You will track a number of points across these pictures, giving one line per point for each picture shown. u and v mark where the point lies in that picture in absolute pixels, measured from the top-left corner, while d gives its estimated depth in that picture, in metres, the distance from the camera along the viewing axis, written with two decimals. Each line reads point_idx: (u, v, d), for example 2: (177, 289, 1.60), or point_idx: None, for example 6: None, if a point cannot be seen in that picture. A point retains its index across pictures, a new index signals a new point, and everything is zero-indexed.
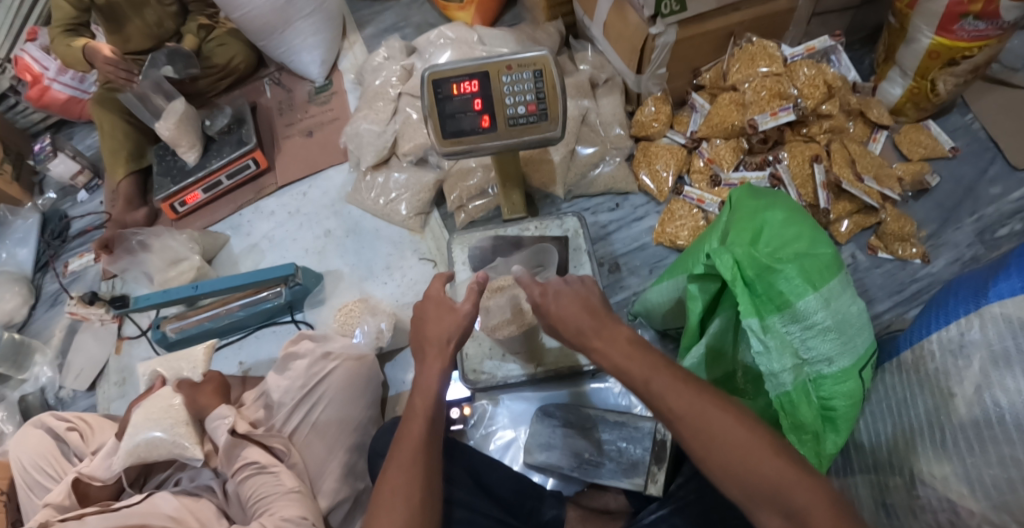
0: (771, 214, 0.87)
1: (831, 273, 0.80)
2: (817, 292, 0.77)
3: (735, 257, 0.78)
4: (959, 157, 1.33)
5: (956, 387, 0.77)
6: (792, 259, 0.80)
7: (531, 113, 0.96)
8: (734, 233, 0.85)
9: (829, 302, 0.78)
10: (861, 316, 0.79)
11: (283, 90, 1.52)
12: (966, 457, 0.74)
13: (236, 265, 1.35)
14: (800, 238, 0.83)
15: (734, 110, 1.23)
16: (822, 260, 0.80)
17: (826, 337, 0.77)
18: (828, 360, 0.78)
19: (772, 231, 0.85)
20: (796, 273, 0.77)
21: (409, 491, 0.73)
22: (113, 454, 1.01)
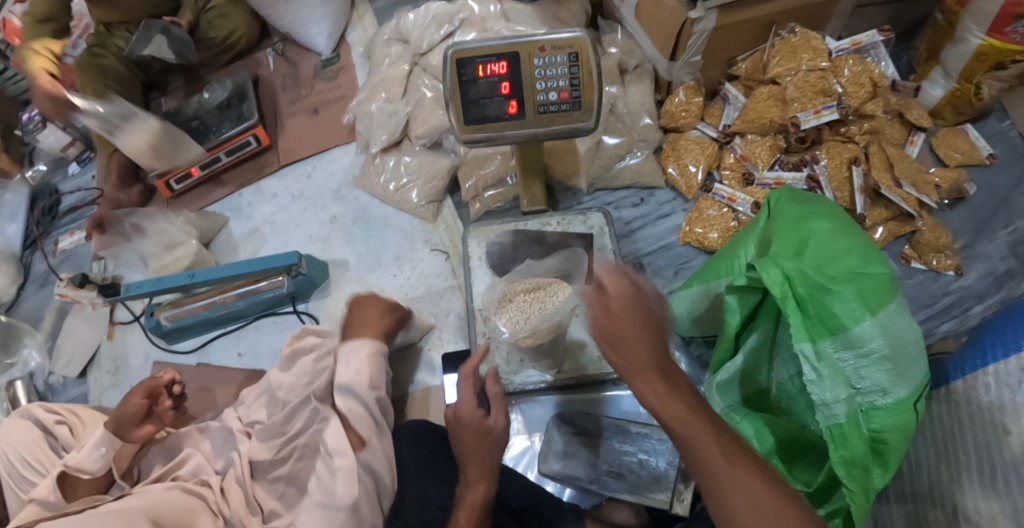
0: (817, 225, 0.81)
1: (888, 296, 0.73)
2: (874, 318, 0.71)
3: (785, 273, 0.72)
4: (995, 165, 1.26)
5: (1011, 423, 0.70)
6: (846, 279, 0.74)
7: (563, 101, 0.88)
8: (780, 244, 0.78)
9: (885, 329, 0.71)
10: (918, 343, 0.73)
11: (287, 62, 1.43)
12: (1017, 498, 0.69)
13: (235, 250, 1.27)
14: (851, 253, 0.78)
15: (773, 105, 1.15)
16: (876, 281, 0.74)
17: (881, 366, 0.71)
18: (881, 392, 0.71)
19: (818, 243, 0.79)
20: (852, 295, 0.72)
21: None
22: (101, 446, 0.92)
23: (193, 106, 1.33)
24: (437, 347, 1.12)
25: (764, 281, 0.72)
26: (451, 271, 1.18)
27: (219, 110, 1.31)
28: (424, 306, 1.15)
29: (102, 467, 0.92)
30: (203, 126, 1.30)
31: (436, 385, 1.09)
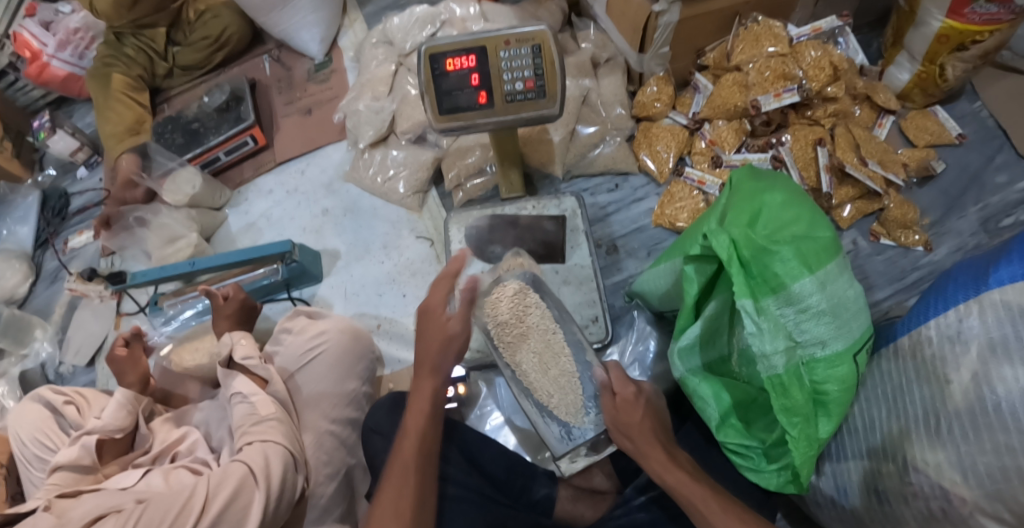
0: (770, 197, 0.85)
1: (829, 257, 0.78)
2: (812, 275, 0.76)
3: (732, 238, 0.77)
4: (966, 145, 1.30)
5: (953, 373, 0.75)
6: (789, 241, 0.78)
7: (529, 90, 0.94)
8: (732, 215, 0.83)
9: (825, 286, 0.76)
10: (857, 300, 0.78)
11: (282, 67, 1.51)
12: (960, 445, 0.73)
13: (233, 243, 1.35)
14: (797, 221, 0.82)
15: (736, 91, 1.21)
16: (819, 243, 0.79)
17: (821, 321, 0.76)
18: (821, 343, 0.77)
19: (769, 214, 0.83)
20: (792, 255, 0.76)
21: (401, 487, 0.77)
22: (124, 406, 1.00)
23: (194, 110, 1.41)
24: None
25: (712, 247, 0.78)
26: (436, 256, 1.24)
27: (218, 113, 1.39)
28: (412, 289, 1.22)
29: (128, 423, 1.00)
30: (203, 129, 1.38)
31: None
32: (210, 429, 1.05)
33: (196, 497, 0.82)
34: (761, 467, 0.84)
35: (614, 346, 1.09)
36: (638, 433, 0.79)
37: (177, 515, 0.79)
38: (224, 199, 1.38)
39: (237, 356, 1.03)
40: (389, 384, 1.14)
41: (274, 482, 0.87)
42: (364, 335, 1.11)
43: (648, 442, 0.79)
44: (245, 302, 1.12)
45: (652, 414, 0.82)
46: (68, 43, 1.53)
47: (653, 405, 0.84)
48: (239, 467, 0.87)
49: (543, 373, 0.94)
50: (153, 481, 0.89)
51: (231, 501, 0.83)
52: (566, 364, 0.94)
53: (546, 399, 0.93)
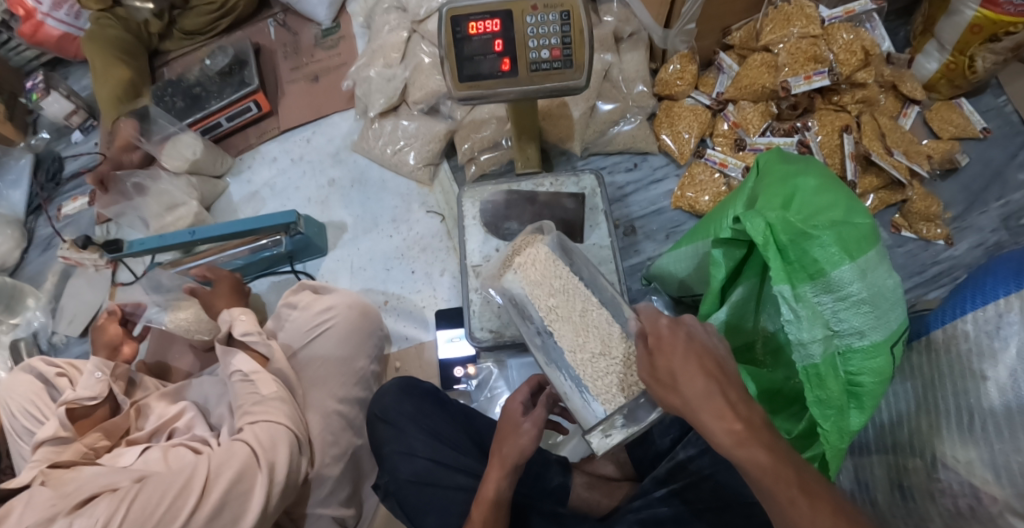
0: (804, 181, 0.81)
1: (869, 244, 0.75)
2: (853, 262, 0.73)
3: (768, 221, 0.74)
4: (989, 139, 1.27)
5: (989, 370, 0.71)
6: (828, 226, 0.75)
7: (555, 58, 0.89)
8: (766, 198, 0.80)
9: (864, 274, 0.73)
10: (896, 291, 0.75)
11: (287, 30, 1.42)
12: (993, 443, 0.70)
13: (235, 213, 1.31)
14: (834, 206, 0.78)
15: (765, 72, 1.17)
16: (859, 229, 0.75)
17: (860, 310, 0.73)
18: (860, 333, 0.74)
19: (804, 197, 0.79)
20: (833, 242, 0.73)
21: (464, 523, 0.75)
22: (98, 373, 0.97)
23: (195, 73, 1.35)
24: (430, 304, 1.15)
25: (747, 230, 0.74)
26: (446, 232, 1.20)
27: (220, 77, 1.33)
28: (420, 265, 1.18)
29: (104, 389, 0.96)
30: (205, 93, 1.32)
31: (429, 340, 1.12)
32: (208, 405, 1.02)
33: (196, 476, 0.78)
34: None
35: None
36: (691, 383, 0.63)
37: (176, 497, 0.76)
38: (225, 166, 1.33)
39: (245, 332, 0.98)
40: (395, 364, 1.10)
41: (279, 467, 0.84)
42: (372, 311, 1.08)
43: (706, 392, 0.63)
44: (233, 281, 1.09)
45: (700, 351, 0.66)
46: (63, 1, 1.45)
47: (700, 340, 0.67)
48: (243, 450, 0.83)
49: (576, 345, 0.83)
50: (150, 461, 0.86)
51: (233, 481, 0.79)
52: (600, 324, 0.84)
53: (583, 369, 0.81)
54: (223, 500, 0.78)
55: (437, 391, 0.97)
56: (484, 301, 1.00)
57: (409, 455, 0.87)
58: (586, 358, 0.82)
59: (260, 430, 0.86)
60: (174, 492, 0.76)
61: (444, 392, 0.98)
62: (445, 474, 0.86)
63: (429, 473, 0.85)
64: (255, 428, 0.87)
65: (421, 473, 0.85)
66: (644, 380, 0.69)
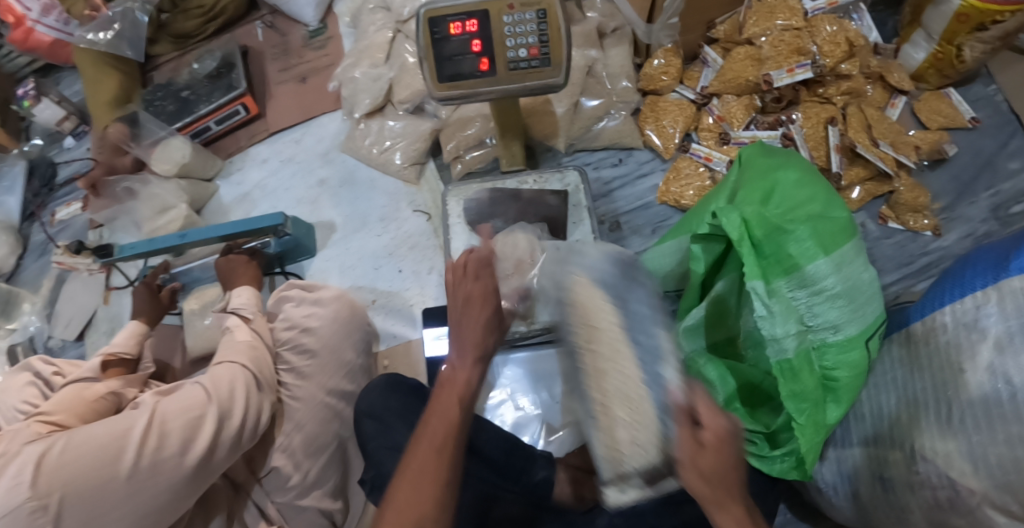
0: (780, 175, 0.81)
1: (842, 239, 0.75)
2: (828, 257, 0.73)
3: (743, 217, 0.74)
4: (979, 129, 1.26)
5: (968, 362, 0.71)
6: (804, 220, 0.75)
7: (533, 57, 0.90)
8: (744, 192, 0.80)
9: (839, 268, 0.74)
10: (873, 284, 0.76)
11: (276, 33, 1.43)
12: (971, 435, 0.70)
13: (226, 216, 1.31)
14: (810, 201, 0.78)
15: (748, 65, 1.18)
16: (835, 223, 0.76)
17: (834, 303, 0.74)
18: (831, 327, 0.74)
19: (779, 193, 0.79)
20: (807, 237, 0.73)
21: (417, 494, 0.63)
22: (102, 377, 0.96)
23: (185, 77, 1.35)
24: (418, 302, 1.15)
25: (723, 226, 0.74)
26: (434, 230, 1.21)
27: (209, 80, 1.33)
28: (408, 264, 1.19)
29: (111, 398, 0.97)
30: (194, 96, 1.32)
31: (417, 338, 1.13)
32: None
33: (141, 423, 0.77)
34: (766, 453, 0.80)
35: None
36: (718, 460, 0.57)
37: (120, 439, 0.75)
38: (215, 169, 1.34)
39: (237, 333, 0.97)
40: (384, 362, 1.11)
41: (227, 429, 0.84)
42: (360, 308, 1.08)
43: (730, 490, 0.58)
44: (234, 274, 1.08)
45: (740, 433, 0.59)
46: (52, 7, 1.41)
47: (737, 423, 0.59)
48: (197, 389, 0.85)
49: (611, 385, 0.66)
50: None
51: (184, 412, 0.81)
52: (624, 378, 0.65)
53: (601, 411, 0.67)
54: (176, 425, 0.79)
55: (423, 387, 0.97)
56: None
57: (395, 451, 0.88)
58: (616, 416, 0.65)
59: (222, 376, 0.89)
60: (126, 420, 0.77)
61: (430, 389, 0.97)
62: None
63: None
64: (217, 369, 0.90)
65: None
66: (682, 473, 0.59)
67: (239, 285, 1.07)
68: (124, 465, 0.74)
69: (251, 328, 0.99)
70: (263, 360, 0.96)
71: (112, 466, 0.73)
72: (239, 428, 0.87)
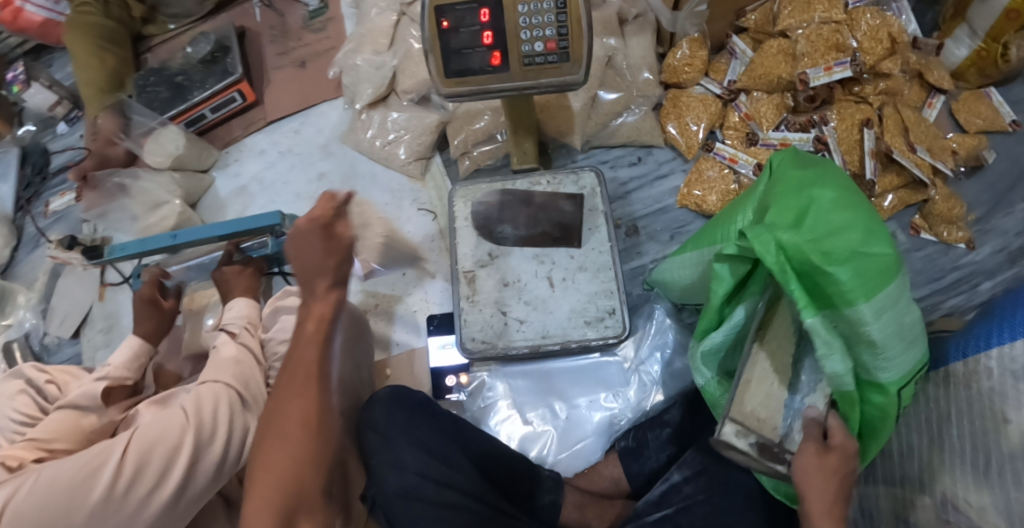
0: (820, 192, 0.73)
1: (885, 281, 0.69)
2: (871, 301, 0.67)
3: (781, 244, 0.68)
4: (1019, 133, 1.19)
5: (1011, 413, 0.66)
6: (845, 256, 0.68)
7: (550, 51, 0.82)
8: (775, 212, 0.73)
9: (880, 315, 0.68)
10: (914, 327, 0.71)
11: (275, 13, 1.35)
12: (1009, 490, 0.65)
13: (222, 210, 1.25)
14: (852, 228, 0.70)
15: (781, 61, 1.10)
16: (877, 260, 0.69)
17: (874, 353, 0.69)
18: (879, 368, 0.71)
19: (818, 212, 0.72)
20: (851, 279, 0.67)
21: (286, 446, 0.72)
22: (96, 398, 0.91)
23: (179, 61, 1.28)
24: (422, 308, 1.10)
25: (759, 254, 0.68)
26: (438, 231, 1.15)
27: (203, 66, 1.26)
28: (410, 266, 1.13)
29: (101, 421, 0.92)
30: (187, 82, 1.25)
31: (420, 347, 1.07)
32: None
33: (108, 461, 0.73)
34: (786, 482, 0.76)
35: (632, 337, 1.01)
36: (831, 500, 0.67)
37: (86, 479, 0.72)
38: (212, 159, 1.27)
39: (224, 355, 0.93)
40: (386, 371, 1.06)
41: (206, 455, 0.80)
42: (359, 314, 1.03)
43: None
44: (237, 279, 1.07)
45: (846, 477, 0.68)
46: None
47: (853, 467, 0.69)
48: (177, 413, 0.81)
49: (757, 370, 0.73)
50: None
51: (158, 444, 0.76)
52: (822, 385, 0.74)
53: (745, 386, 0.72)
54: (149, 459, 0.75)
55: (429, 401, 0.91)
56: (476, 307, 0.95)
57: (400, 469, 0.81)
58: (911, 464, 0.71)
59: (210, 398, 0.85)
60: (93, 456, 0.74)
61: (436, 402, 0.91)
62: (434, 491, 0.80)
63: (417, 488, 0.80)
64: (201, 389, 0.86)
65: (411, 487, 0.80)
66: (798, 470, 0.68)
67: (236, 298, 1.05)
68: (91, 508, 0.71)
69: (238, 343, 0.96)
70: (250, 373, 0.93)
71: (73, 511, 0.70)
72: (223, 450, 0.82)
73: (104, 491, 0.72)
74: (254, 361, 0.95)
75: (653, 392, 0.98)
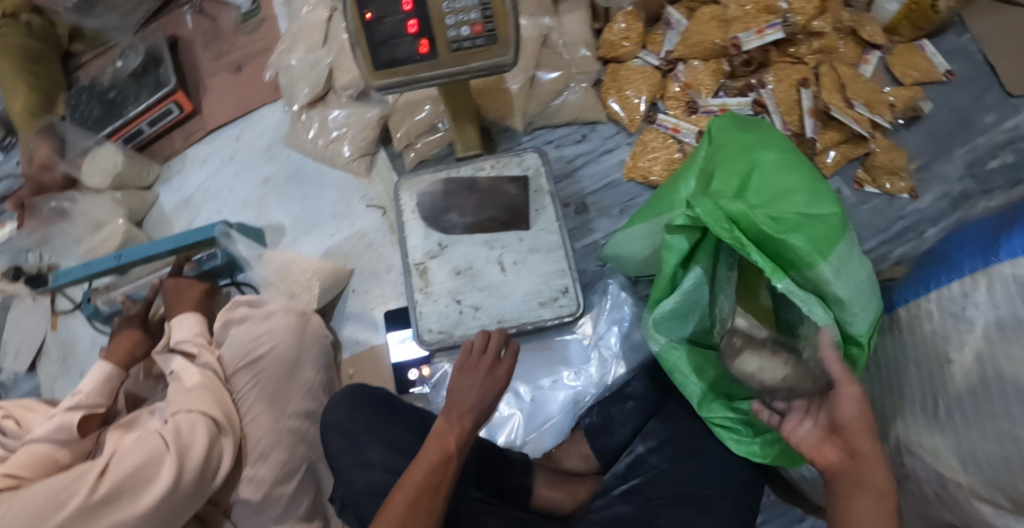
0: (764, 155, 0.78)
1: (838, 239, 0.72)
2: (827, 262, 0.71)
3: (732, 212, 0.71)
4: (953, 82, 1.21)
5: (954, 353, 0.69)
6: (796, 222, 0.72)
7: (477, 35, 0.82)
8: (722, 181, 0.76)
9: (840, 272, 0.71)
10: (870, 283, 0.74)
11: (205, 18, 1.32)
12: (960, 430, 0.68)
13: (169, 225, 1.22)
14: (798, 189, 0.75)
15: (715, 27, 1.11)
16: (826, 223, 0.72)
17: (839, 308, 0.72)
18: (846, 323, 0.73)
19: (763, 175, 0.76)
20: (804, 242, 0.70)
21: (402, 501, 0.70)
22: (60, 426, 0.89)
23: (109, 76, 1.25)
24: (380, 305, 1.08)
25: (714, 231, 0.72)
26: (389, 226, 1.13)
27: (135, 78, 1.23)
28: (363, 263, 1.12)
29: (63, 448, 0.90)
30: (121, 97, 1.22)
31: (380, 343, 1.06)
32: None
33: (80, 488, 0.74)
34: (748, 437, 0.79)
35: (589, 314, 1.01)
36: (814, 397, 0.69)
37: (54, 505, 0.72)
38: (153, 175, 1.25)
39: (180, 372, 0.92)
40: (349, 371, 1.05)
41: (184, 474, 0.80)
42: (313, 317, 1.02)
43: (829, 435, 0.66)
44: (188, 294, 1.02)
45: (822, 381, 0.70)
46: None
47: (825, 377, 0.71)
48: (153, 439, 0.81)
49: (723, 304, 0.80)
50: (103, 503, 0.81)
51: (131, 471, 0.76)
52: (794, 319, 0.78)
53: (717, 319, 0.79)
54: (121, 486, 0.75)
55: (392, 396, 0.90)
56: (429, 299, 0.94)
57: (365, 467, 0.81)
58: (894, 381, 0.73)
59: (188, 424, 0.84)
60: (64, 485, 0.74)
61: (399, 398, 0.90)
62: None
63: (385, 485, 0.79)
64: (177, 418, 0.85)
65: (380, 483, 0.79)
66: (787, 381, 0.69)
67: (182, 313, 1.00)
68: None
69: (199, 366, 0.93)
70: (219, 393, 0.91)
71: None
72: (200, 470, 0.82)
73: (73, 521, 0.72)
74: (220, 384, 0.93)
75: (613, 366, 0.98)
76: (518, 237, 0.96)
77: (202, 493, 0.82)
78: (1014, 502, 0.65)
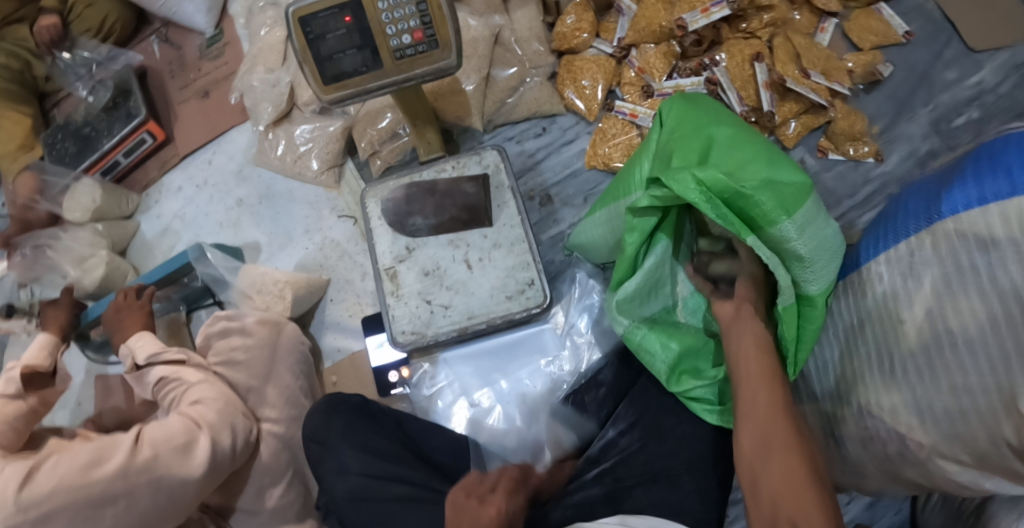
0: (717, 130, 0.77)
1: (802, 197, 0.71)
2: (793, 219, 0.69)
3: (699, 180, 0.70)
4: (913, 42, 1.20)
5: (905, 312, 0.70)
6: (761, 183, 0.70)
7: (418, 41, 0.84)
8: (681, 155, 0.76)
9: (804, 229, 0.70)
10: (835, 239, 0.74)
11: (171, 46, 1.35)
12: (916, 386, 0.69)
13: (151, 253, 1.26)
14: (755, 158, 0.73)
15: (661, 10, 1.13)
16: (789, 183, 0.71)
17: (803, 267, 0.72)
18: (805, 283, 0.73)
19: (720, 149, 0.75)
20: (769, 198, 0.69)
21: None
22: None
23: (82, 112, 1.27)
24: (358, 312, 1.11)
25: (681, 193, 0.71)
26: (361, 235, 1.16)
27: (106, 112, 1.26)
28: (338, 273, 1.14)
29: None
30: (94, 132, 1.24)
31: (360, 349, 1.09)
32: None
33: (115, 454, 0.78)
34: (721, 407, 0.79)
35: (559, 304, 1.03)
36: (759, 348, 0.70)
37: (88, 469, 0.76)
38: (132, 205, 1.28)
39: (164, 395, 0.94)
40: (332, 378, 1.09)
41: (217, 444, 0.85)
42: (288, 329, 1.04)
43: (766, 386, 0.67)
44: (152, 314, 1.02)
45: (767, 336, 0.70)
46: None
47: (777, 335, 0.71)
48: (183, 418, 0.86)
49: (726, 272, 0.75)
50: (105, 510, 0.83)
51: (166, 442, 0.82)
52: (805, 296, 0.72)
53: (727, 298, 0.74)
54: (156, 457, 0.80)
55: (369, 402, 0.92)
56: (402, 301, 0.96)
57: (343, 472, 0.84)
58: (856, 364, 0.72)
59: (208, 402, 0.89)
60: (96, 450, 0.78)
61: (375, 401, 0.92)
62: (380, 484, 0.82)
63: (364, 488, 0.82)
64: (188, 406, 0.89)
65: (358, 487, 0.82)
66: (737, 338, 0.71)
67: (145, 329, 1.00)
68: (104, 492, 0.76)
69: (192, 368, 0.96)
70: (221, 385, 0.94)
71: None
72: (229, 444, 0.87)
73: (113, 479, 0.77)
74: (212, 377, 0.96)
75: (587, 353, 0.99)
76: (483, 233, 0.98)
77: (231, 463, 0.88)
78: (972, 452, 0.67)
